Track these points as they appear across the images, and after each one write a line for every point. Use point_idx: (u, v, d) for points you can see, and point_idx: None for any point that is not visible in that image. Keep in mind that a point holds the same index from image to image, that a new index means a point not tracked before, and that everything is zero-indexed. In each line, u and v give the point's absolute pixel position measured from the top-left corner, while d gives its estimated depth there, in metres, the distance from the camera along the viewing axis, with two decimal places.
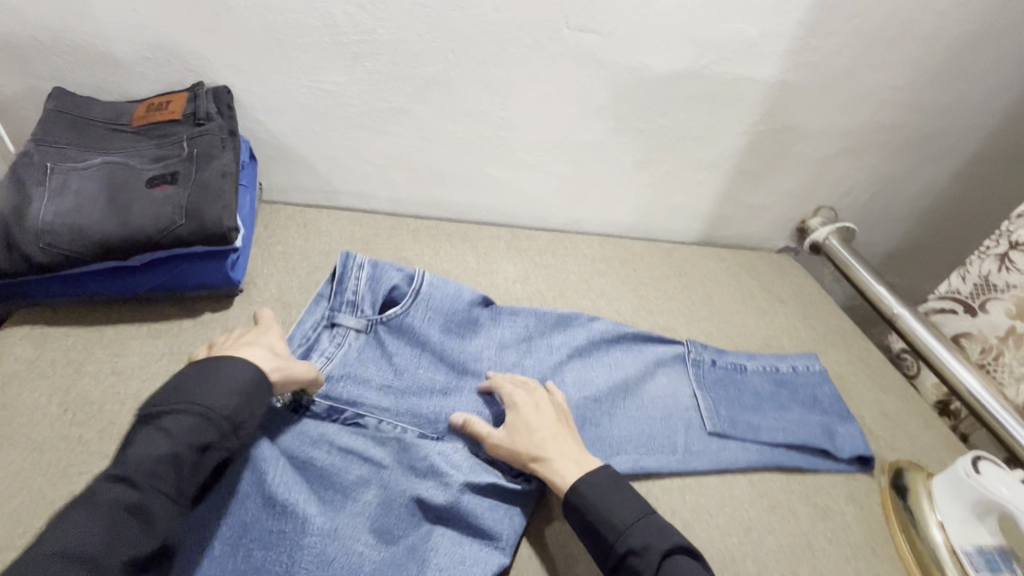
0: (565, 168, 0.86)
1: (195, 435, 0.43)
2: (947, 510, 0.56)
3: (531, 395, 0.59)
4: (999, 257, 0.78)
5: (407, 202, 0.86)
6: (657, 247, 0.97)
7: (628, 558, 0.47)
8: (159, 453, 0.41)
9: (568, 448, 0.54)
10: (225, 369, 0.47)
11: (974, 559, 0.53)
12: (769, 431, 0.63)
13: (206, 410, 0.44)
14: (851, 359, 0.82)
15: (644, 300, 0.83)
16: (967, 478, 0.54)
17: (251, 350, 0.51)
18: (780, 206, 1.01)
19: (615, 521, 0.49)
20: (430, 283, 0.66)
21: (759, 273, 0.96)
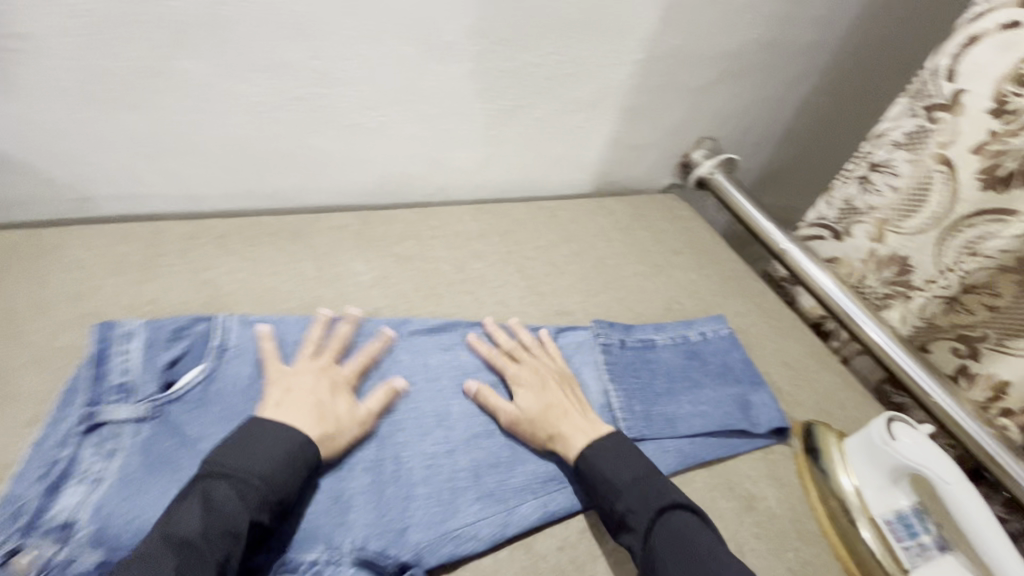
0: (417, 128, 0.68)
1: (263, 504, 0.40)
2: (866, 481, 0.53)
3: (539, 369, 0.57)
4: (859, 179, 0.77)
5: (204, 197, 0.63)
6: (539, 207, 0.84)
7: (625, 517, 0.46)
8: (224, 518, 0.39)
9: (576, 422, 0.53)
10: (282, 431, 0.44)
11: (896, 529, 0.51)
12: (685, 421, 0.57)
13: (269, 478, 0.41)
14: (749, 306, 0.78)
15: (532, 280, 0.70)
16: (884, 446, 0.51)
17: (307, 393, 0.48)
18: (663, 143, 0.91)
19: (609, 481, 0.48)
20: (237, 333, 0.51)
21: (649, 222, 0.88)
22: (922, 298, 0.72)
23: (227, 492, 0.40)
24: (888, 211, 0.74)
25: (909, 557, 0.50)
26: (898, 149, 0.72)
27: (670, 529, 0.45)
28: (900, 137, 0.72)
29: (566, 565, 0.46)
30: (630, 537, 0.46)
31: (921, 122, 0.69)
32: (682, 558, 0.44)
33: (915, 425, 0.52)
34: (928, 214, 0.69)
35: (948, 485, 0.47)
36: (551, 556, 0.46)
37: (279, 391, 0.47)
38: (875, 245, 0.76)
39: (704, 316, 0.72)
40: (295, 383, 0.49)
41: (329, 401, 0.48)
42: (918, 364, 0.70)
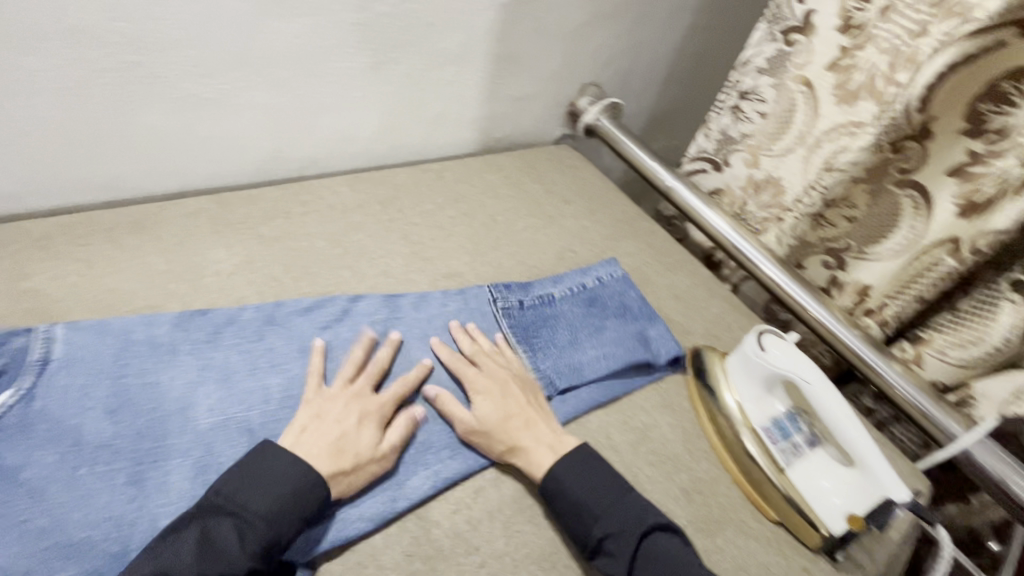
0: (268, 94, 0.62)
1: (264, 546, 0.39)
2: (745, 393, 0.55)
3: (497, 373, 0.54)
4: (731, 109, 0.79)
5: (13, 195, 0.54)
6: (424, 169, 0.81)
7: (604, 541, 0.45)
8: (224, 561, 0.37)
9: (539, 434, 0.50)
10: (291, 472, 0.41)
11: (770, 433, 0.53)
12: (582, 366, 0.58)
13: (272, 518, 0.39)
14: (641, 246, 0.79)
15: (417, 246, 0.68)
16: (757, 357, 0.54)
17: (326, 425, 0.46)
18: (546, 93, 0.90)
19: (587, 505, 0.46)
20: (66, 343, 0.45)
21: (539, 175, 0.87)
22: (793, 218, 0.74)
23: (230, 530, 0.39)
24: (759, 136, 0.76)
25: (783, 458, 0.52)
26: (762, 75, 0.74)
27: (653, 555, 0.45)
28: (762, 63, 0.74)
29: (460, 529, 0.45)
30: (608, 561, 0.45)
31: (780, 46, 0.72)
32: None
33: (784, 337, 0.55)
34: (797, 133, 0.72)
35: (807, 385, 0.50)
36: (445, 523, 0.45)
37: (310, 415, 0.46)
38: (752, 171, 0.79)
39: (603, 261, 0.72)
40: (315, 413, 0.47)
41: (350, 430, 0.46)
42: (795, 282, 0.74)
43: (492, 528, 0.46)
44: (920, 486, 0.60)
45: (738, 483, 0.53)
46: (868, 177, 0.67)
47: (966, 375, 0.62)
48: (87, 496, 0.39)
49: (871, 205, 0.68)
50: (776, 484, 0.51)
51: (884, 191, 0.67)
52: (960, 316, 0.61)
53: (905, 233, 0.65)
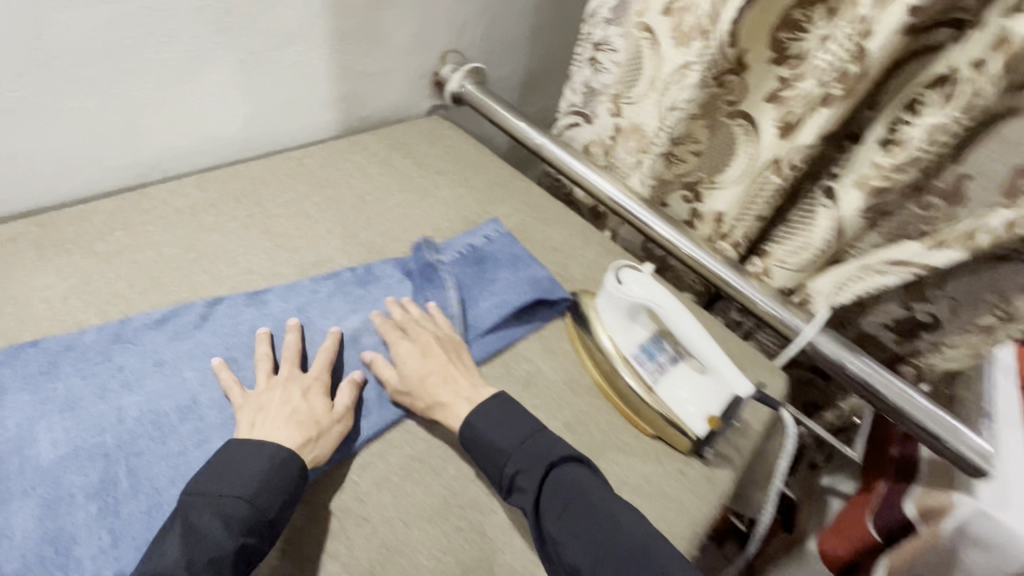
0: (77, 96, 0.56)
1: (249, 525, 0.41)
2: (614, 325, 0.59)
3: (421, 337, 0.56)
4: (589, 61, 0.83)
5: None
6: (285, 159, 0.78)
7: (517, 478, 0.48)
8: (209, 545, 0.39)
9: (458, 389, 0.53)
10: (258, 450, 0.44)
11: (638, 358, 0.57)
12: (472, 323, 0.62)
13: (254, 498, 0.41)
14: (517, 206, 0.81)
15: (282, 238, 0.65)
16: (616, 290, 0.58)
17: (281, 409, 0.48)
18: (405, 64, 0.88)
19: (501, 444, 0.49)
20: None
21: (409, 150, 0.87)
22: (649, 159, 0.79)
23: (213, 516, 0.40)
24: (616, 86, 0.82)
25: (651, 377, 0.56)
26: (610, 26, 0.78)
27: (561, 484, 0.47)
28: (608, 14, 0.78)
29: (348, 505, 0.47)
30: (522, 497, 0.47)
31: None
32: (567, 509, 0.46)
33: (641, 269, 0.59)
34: (649, 78, 0.77)
35: (661, 306, 0.55)
36: (333, 504, 0.47)
37: (251, 411, 0.47)
38: (616, 121, 0.85)
39: (483, 221, 0.73)
40: (267, 400, 0.48)
41: (302, 406, 0.48)
42: (657, 217, 0.79)
43: (381, 498, 0.47)
44: (778, 381, 0.68)
45: (615, 405, 0.58)
46: (704, 114, 0.73)
47: (801, 279, 0.70)
48: None
49: (711, 138, 0.74)
50: (647, 401, 0.55)
51: (720, 125, 0.72)
52: (793, 226, 0.68)
53: (743, 159, 0.72)
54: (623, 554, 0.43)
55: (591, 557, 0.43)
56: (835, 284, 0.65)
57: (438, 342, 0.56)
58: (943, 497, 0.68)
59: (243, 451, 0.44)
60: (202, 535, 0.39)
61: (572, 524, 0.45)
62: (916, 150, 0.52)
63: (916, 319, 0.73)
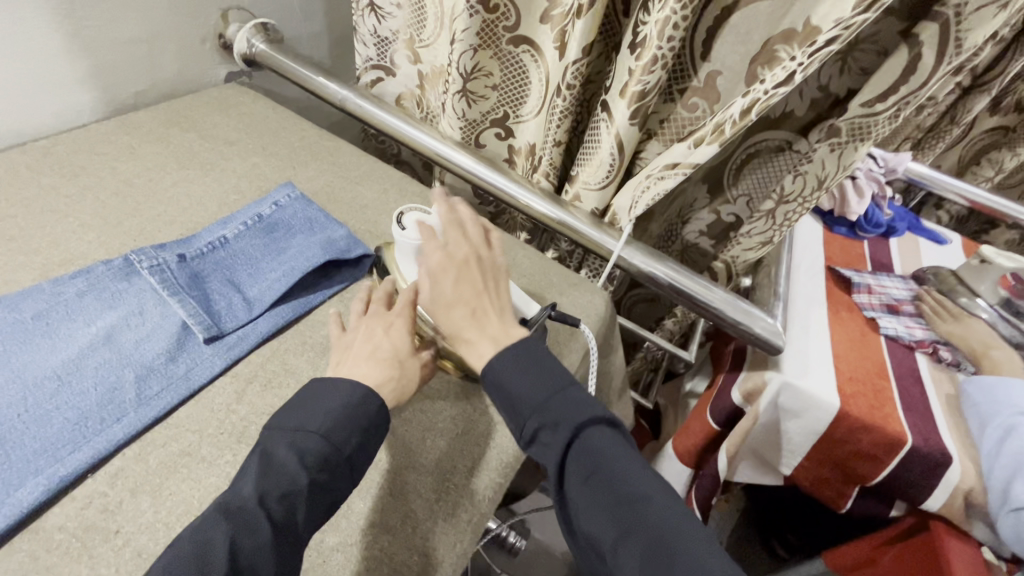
0: None
1: (319, 461, 0.40)
2: (409, 270, 0.57)
3: (457, 252, 0.51)
4: (369, 8, 0.79)
5: None
6: (29, 150, 0.67)
7: (540, 432, 0.45)
8: (283, 478, 0.39)
9: (489, 322, 0.49)
10: (337, 394, 0.43)
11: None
12: (258, 297, 0.56)
13: (328, 434, 0.41)
14: (322, 168, 0.76)
15: (19, 239, 0.56)
16: (402, 236, 0.55)
17: (366, 348, 0.48)
18: (170, 27, 0.78)
19: (526, 399, 0.46)
20: None
21: (195, 122, 0.78)
22: (450, 101, 0.75)
23: (293, 454, 0.40)
24: (407, 32, 0.81)
25: None
26: None
27: (588, 447, 0.44)
28: None
29: (91, 521, 0.40)
30: (545, 454, 0.45)
31: None
32: (594, 474, 0.43)
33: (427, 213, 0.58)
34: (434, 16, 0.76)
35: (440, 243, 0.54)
36: (72, 522, 0.40)
37: (341, 351, 0.49)
38: (420, 68, 0.85)
39: (276, 187, 0.69)
40: (356, 339, 0.49)
41: (383, 346, 0.48)
42: (471, 157, 0.77)
43: (137, 503, 0.42)
44: (597, 302, 0.69)
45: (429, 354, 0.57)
46: (484, 42, 0.68)
47: (606, 197, 0.71)
48: None
49: (502, 69, 0.71)
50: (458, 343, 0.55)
51: (504, 53, 0.70)
52: (588, 147, 0.69)
53: (538, 86, 0.71)
54: (644, 529, 0.41)
55: (614, 528, 0.42)
56: (631, 198, 0.68)
57: (475, 263, 0.51)
58: (759, 378, 0.73)
59: (325, 394, 0.44)
60: (278, 471, 0.39)
61: (596, 490, 0.43)
62: (658, 48, 0.53)
63: (723, 221, 0.79)
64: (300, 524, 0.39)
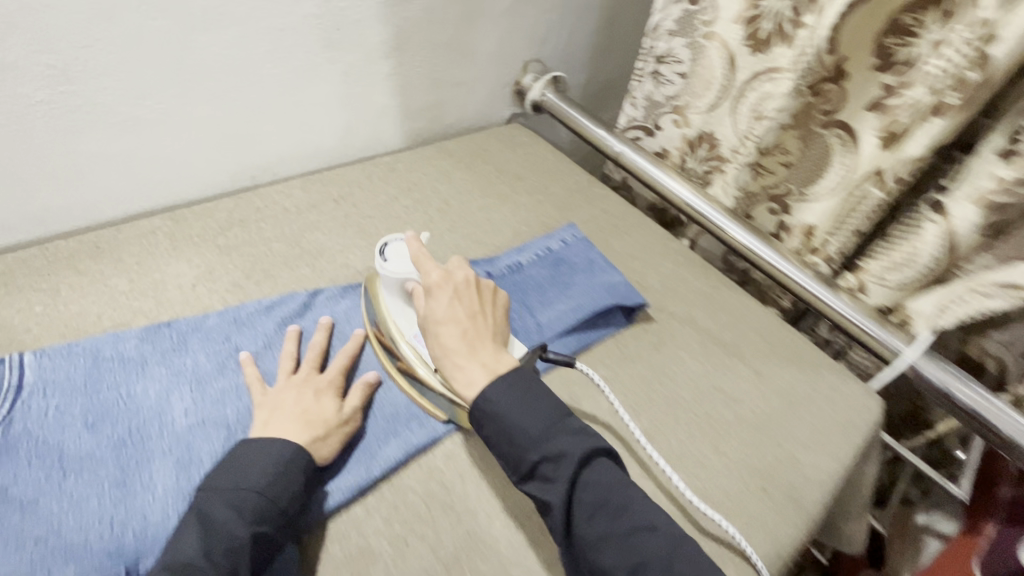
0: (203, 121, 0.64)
1: (257, 515, 0.41)
2: (393, 305, 0.55)
3: (466, 280, 0.53)
4: (652, 74, 0.82)
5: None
6: (376, 164, 0.83)
7: (542, 465, 0.44)
8: (222, 535, 0.39)
9: (484, 352, 0.50)
10: (265, 446, 0.44)
11: (418, 340, 0.53)
12: (553, 322, 0.63)
13: (266, 490, 0.42)
14: (594, 214, 0.82)
15: (375, 239, 0.70)
16: (382, 269, 0.54)
17: (269, 420, 0.47)
18: (488, 74, 0.90)
19: (525, 435, 0.44)
20: (37, 364, 0.47)
21: (491, 156, 0.89)
22: (734, 169, 0.77)
23: (230, 504, 0.41)
24: (684, 96, 0.79)
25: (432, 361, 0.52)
26: (675, 37, 0.77)
27: (595, 483, 0.44)
28: (672, 26, 0.77)
29: (434, 491, 0.48)
30: (549, 491, 0.43)
31: (685, 6, 0.74)
32: (601, 510, 0.43)
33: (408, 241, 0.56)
34: (718, 86, 0.74)
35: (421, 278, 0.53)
36: (419, 487, 0.48)
37: (266, 410, 0.48)
38: (684, 131, 0.82)
39: (558, 228, 0.76)
40: (275, 400, 0.49)
41: (314, 408, 0.48)
42: (744, 227, 0.76)
43: (465, 487, 0.49)
44: (872, 404, 0.63)
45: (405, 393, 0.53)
46: (796, 123, 0.71)
47: (899, 297, 0.66)
48: (81, 495, 0.41)
49: (802, 151, 0.72)
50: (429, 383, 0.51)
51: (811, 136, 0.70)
52: (892, 240, 0.64)
53: (836, 174, 0.67)
54: (655, 560, 0.41)
55: (624, 562, 0.41)
56: (938, 305, 0.62)
57: (473, 288, 0.53)
58: None
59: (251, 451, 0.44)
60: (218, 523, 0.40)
61: (604, 524, 0.42)
62: None
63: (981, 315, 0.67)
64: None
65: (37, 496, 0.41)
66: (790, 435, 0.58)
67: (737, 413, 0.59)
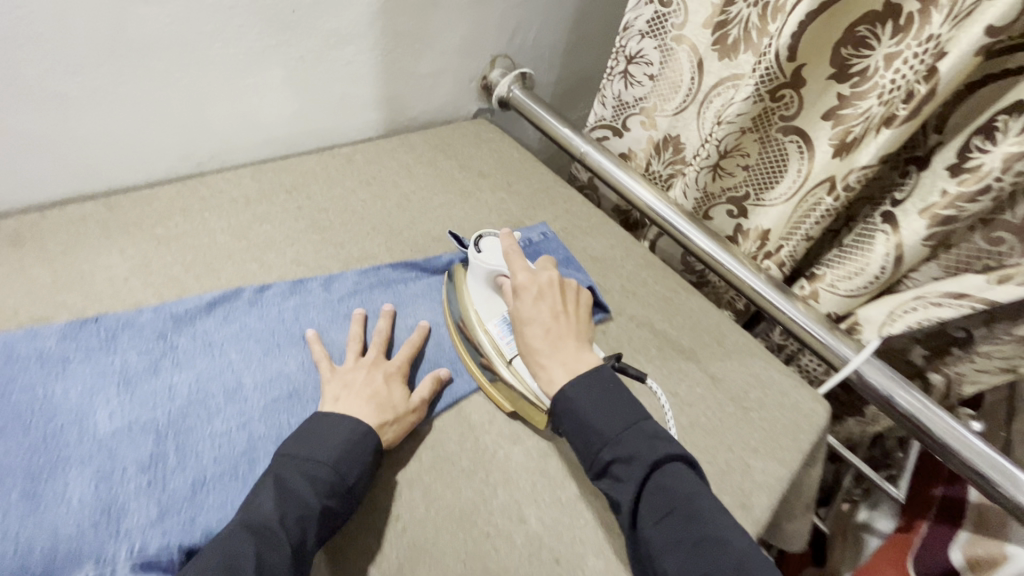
0: (141, 101, 0.60)
1: (329, 489, 0.42)
2: (477, 294, 0.57)
3: (549, 281, 0.54)
4: (621, 75, 0.81)
5: None
6: (334, 154, 0.79)
7: (612, 465, 0.45)
8: (294, 501, 0.41)
9: (566, 351, 0.51)
10: (342, 422, 0.45)
11: (500, 330, 0.55)
12: None
13: (337, 464, 0.43)
14: (558, 214, 0.81)
15: (329, 233, 0.67)
16: (474, 257, 0.57)
17: (350, 402, 0.48)
18: (455, 67, 0.87)
19: (598, 429, 0.46)
20: None
21: (455, 151, 0.87)
22: (694, 172, 0.77)
23: (310, 472, 0.42)
24: (652, 99, 0.80)
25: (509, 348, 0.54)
26: (645, 39, 0.76)
27: (664, 485, 0.43)
28: (642, 26, 0.75)
29: (379, 500, 0.46)
30: (617, 489, 0.44)
31: (656, 7, 0.73)
32: (671, 513, 0.42)
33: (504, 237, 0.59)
34: (686, 91, 0.75)
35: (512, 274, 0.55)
36: (366, 496, 0.46)
37: (337, 386, 0.49)
38: (651, 133, 0.83)
39: (532, 224, 0.77)
40: (352, 380, 0.50)
41: (383, 391, 0.49)
42: (703, 230, 0.77)
43: (412, 496, 0.47)
44: (819, 409, 0.64)
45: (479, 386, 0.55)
46: (756, 127, 0.70)
47: (853, 305, 0.67)
48: None
49: (761, 154, 0.72)
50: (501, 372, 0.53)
51: (770, 139, 0.70)
52: (845, 249, 0.66)
53: (792, 177, 0.69)
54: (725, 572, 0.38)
55: (690, 573, 0.39)
56: (888, 313, 0.63)
57: (559, 289, 0.54)
58: (995, 548, 0.64)
59: (328, 422, 0.45)
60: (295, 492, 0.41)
61: (671, 528, 0.41)
62: (992, 178, 0.50)
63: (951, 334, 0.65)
64: (309, 547, 0.40)
65: None
66: (741, 441, 0.59)
67: (690, 419, 0.60)
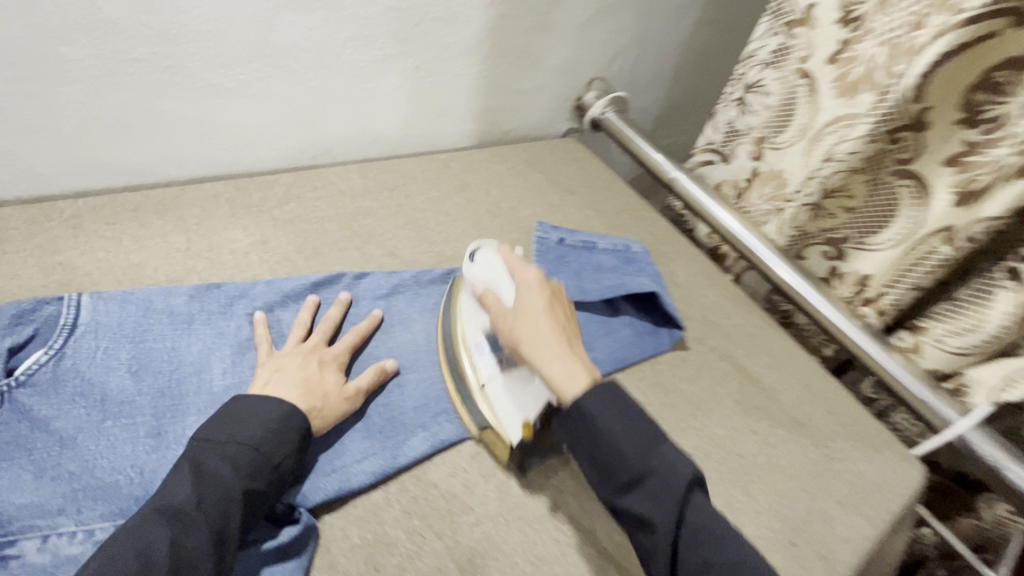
0: (277, 96, 0.66)
1: (250, 468, 0.40)
2: (465, 307, 0.55)
3: (551, 285, 0.52)
4: (737, 101, 0.80)
5: (69, 179, 0.60)
6: (433, 159, 0.84)
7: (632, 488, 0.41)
8: (217, 486, 0.39)
9: (572, 353, 0.47)
10: (265, 405, 0.44)
11: (479, 349, 0.52)
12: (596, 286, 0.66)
13: (259, 445, 0.41)
14: (641, 236, 0.81)
15: (425, 231, 0.70)
16: (467, 269, 0.55)
17: (274, 381, 0.47)
18: (553, 86, 0.90)
19: (620, 448, 0.41)
20: (97, 306, 0.49)
21: (545, 166, 0.89)
22: (792, 209, 0.75)
23: (232, 454, 0.40)
24: (762, 128, 0.77)
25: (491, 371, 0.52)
26: (767, 68, 0.74)
27: (696, 511, 0.39)
28: (767, 55, 0.74)
29: (455, 489, 0.49)
30: (642, 519, 0.40)
31: (782, 39, 0.72)
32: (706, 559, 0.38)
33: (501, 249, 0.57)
34: (797, 125, 0.72)
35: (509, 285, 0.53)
36: (442, 484, 0.49)
37: (268, 370, 0.48)
38: (755, 164, 0.80)
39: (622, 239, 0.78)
40: (280, 364, 0.49)
41: (316, 377, 0.48)
42: (794, 269, 0.74)
43: (486, 490, 0.49)
44: (912, 472, 0.60)
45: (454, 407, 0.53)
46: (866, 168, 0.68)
47: (962, 364, 0.63)
48: (116, 440, 0.43)
49: (870, 197, 0.69)
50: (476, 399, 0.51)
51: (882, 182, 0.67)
52: (958, 304, 0.62)
53: (902, 225, 0.66)
54: None
55: None
56: (1004, 377, 0.59)
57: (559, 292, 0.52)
58: None
59: (250, 407, 0.43)
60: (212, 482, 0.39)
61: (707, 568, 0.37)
62: None
63: None
64: (232, 531, 0.38)
65: (84, 439, 0.42)
66: (823, 488, 0.56)
67: (769, 457, 0.57)
